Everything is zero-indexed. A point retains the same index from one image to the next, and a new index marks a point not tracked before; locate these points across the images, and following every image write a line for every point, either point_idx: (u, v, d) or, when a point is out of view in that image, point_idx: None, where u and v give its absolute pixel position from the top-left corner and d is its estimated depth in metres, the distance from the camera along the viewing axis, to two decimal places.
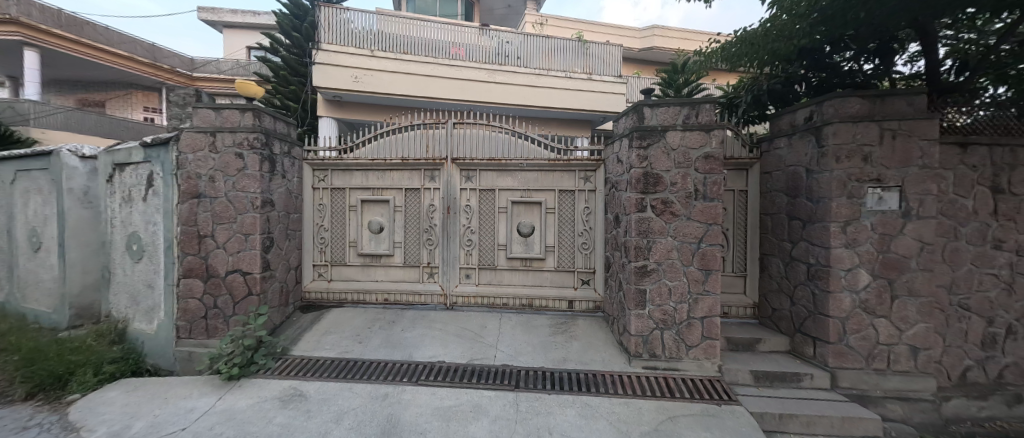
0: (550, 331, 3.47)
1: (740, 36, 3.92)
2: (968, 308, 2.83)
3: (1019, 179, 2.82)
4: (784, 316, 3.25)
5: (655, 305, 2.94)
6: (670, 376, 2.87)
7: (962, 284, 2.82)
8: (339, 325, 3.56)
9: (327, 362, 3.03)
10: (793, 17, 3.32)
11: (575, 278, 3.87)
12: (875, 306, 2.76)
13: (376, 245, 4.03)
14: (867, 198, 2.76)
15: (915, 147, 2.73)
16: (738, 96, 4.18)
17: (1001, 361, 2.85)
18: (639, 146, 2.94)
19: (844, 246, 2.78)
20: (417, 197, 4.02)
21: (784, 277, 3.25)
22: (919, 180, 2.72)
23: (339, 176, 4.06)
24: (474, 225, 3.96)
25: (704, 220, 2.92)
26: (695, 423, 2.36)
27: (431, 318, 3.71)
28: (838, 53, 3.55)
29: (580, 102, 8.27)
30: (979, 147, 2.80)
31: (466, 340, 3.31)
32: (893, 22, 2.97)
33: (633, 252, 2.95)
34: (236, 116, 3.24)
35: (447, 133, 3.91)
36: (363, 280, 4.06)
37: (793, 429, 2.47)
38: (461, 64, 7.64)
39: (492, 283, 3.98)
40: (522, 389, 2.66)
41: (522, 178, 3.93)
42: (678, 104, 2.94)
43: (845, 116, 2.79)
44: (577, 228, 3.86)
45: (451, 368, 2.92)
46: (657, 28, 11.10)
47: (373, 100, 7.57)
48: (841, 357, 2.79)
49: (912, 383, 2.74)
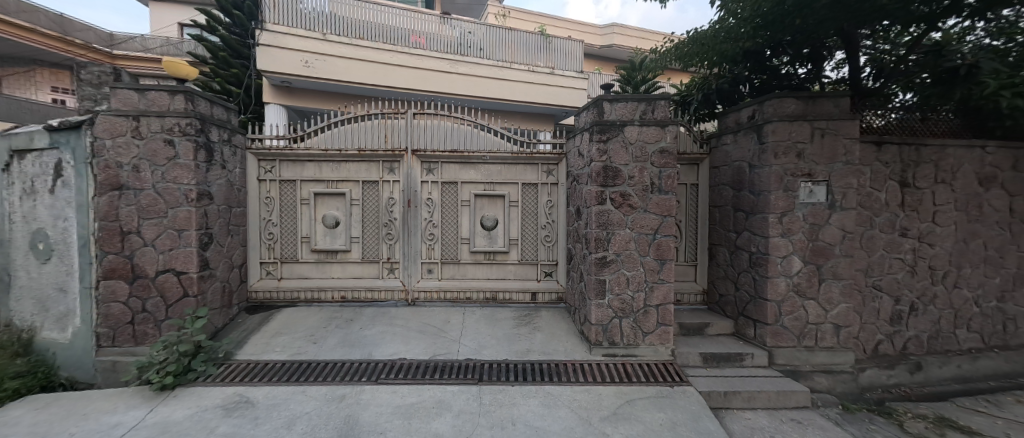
0: (514, 324, 3.49)
1: (692, 37, 4.11)
2: (881, 289, 3.20)
3: (922, 174, 3.21)
4: (729, 301, 3.50)
5: (614, 294, 3.04)
6: (628, 361, 2.99)
7: (876, 268, 3.18)
8: (290, 326, 3.35)
9: (277, 365, 2.83)
10: (740, 20, 3.54)
11: (538, 270, 3.92)
12: (806, 289, 3.04)
13: (331, 241, 3.82)
14: (800, 191, 3.01)
15: (840, 146, 3.01)
16: (690, 95, 4.40)
17: (905, 334, 3.25)
18: (599, 140, 3.00)
19: (780, 235, 3.02)
20: (375, 190, 3.86)
21: (730, 264, 3.50)
22: (843, 175, 3.02)
23: (288, 168, 3.80)
24: (436, 219, 3.87)
25: (659, 212, 3.05)
26: (650, 405, 2.49)
27: (391, 315, 3.60)
28: (777, 57, 3.83)
29: (543, 96, 8.36)
30: (891, 146, 3.15)
31: (429, 336, 3.26)
32: (824, 30, 3.25)
33: (593, 244, 3.03)
34: (165, 98, 2.92)
35: (407, 124, 3.78)
36: (318, 278, 3.86)
37: (736, 404, 2.68)
38: (422, 53, 7.41)
39: (456, 277, 3.93)
40: (486, 382, 2.66)
41: (485, 171, 3.89)
42: (636, 100, 3.03)
43: (783, 115, 3.01)
44: (540, 221, 3.91)
45: (413, 365, 2.85)
46: (616, 26, 11.36)
47: (326, 87, 7.17)
48: (777, 337, 3.06)
49: (836, 358, 3.05)
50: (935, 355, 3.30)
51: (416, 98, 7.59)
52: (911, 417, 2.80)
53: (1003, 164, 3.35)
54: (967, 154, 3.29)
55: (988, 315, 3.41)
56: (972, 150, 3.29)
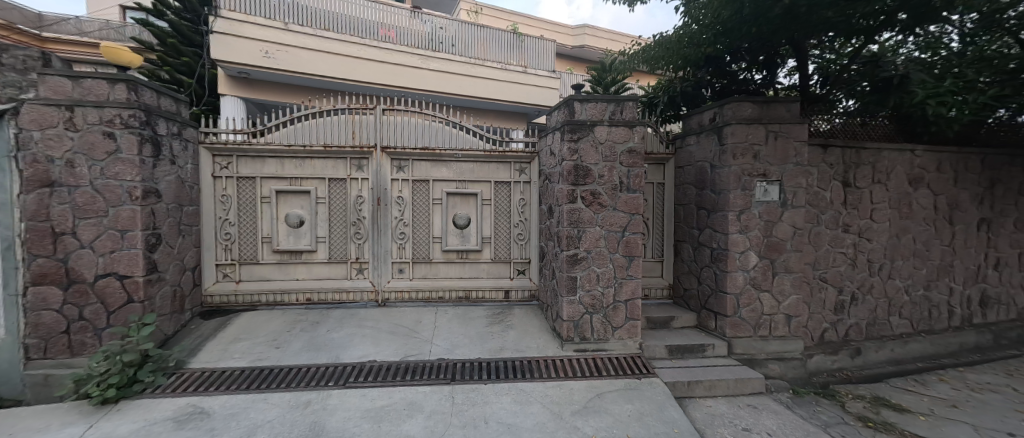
0: (487, 322, 3.49)
1: (658, 41, 4.26)
2: (827, 281, 3.46)
3: (861, 175, 3.50)
4: (693, 295, 3.66)
5: (585, 291, 3.10)
6: (598, 356, 3.06)
7: (823, 261, 3.43)
8: (250, 331, 3.18)
9: (235, 373, 2.67)
10: (703, 26, 3.70)
11: (511, 268, 3.94)
12: (761, 282, 3.24)
13: (294, 241, 3.66)
14: (756, 190, 3.20)
15: (791, 148, 3.22)
16: (656, 97, 4.54)
17: (847, 322, 3.54)
18: (570, 139, 3.05)
19: (738, 231, 3.20)
20: (342, 188, 3.73)
21: (694, 260, 3.66)
22: (794, 175, 3.23)
23: (246, 164, 3.59)
24: (406, 217, 3.79)
25: (628, 210, 3.15)
26: (619, 397, 2.57)
27: (359, 317, 3.49)
28: (736, 63, 4.04)
29: (516, 94, 8.40)
30: (835, 148, 3.40)
31: (400, 337, 3.19)
32: (778, 38, 3.47)
33: (565, 241, 3.07)
34: (104, 87, 2.68)
35: (376, 120, 3.68)
36: (281, 280, 3.68)
37: (698, 393, 2.82)
38: (392, 47, 7.22)
39: (428, 277, 3.87)
40: (458, 382, 2.64)
41: (457, 169, 3.86)
42: (606, 101, 3.10)
43: (741, 118, 3.19)
44: (512, 219, 3.92)
45: (382, 367, 2.78)
46: (587, 27, 11.55)
47: (288, 80, 6.83)
48: (736, 328, 3.24)
49: (787, 346, 3.27)
50: (872, 340, 3.60)
51: (385, 93, 7.38)
52: (852, 398, 3.04)
53: (929, 166, 3.70)
54: (899, 156, 3.61)
55: (917, 303, 3.77)
56: (903, 153, 3.61)
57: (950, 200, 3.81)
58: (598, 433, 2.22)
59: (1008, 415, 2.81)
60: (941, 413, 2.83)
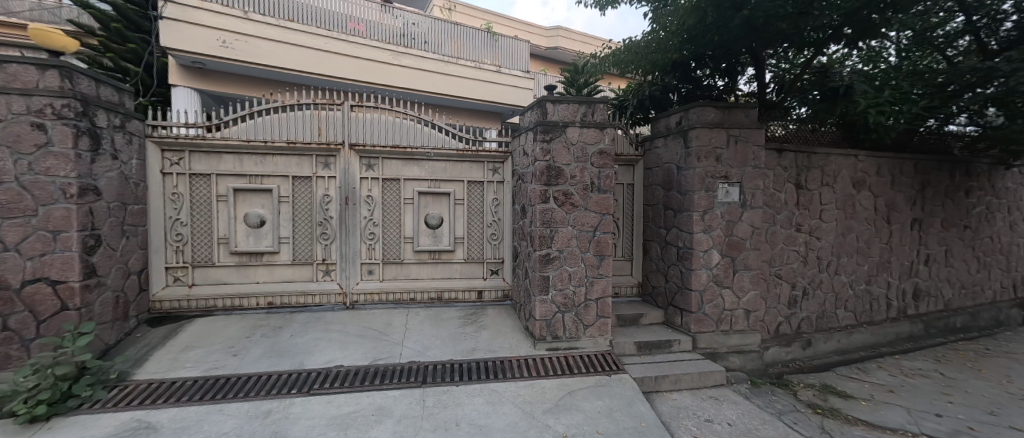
0: (460, 323, 3.46)
1: (628, 46, 4.38)
2: (781, 277, 3.68)
3: (812, 178, 3.74)
4: (661, 292, 3.79)
5: (557, 290, 3.13)
6: (570, 354, 3.10)
7: (778, 259, 3.65)
8: (204, 338, 2.99)
9: (186, 383, 2.50)
10: (669, 33, 3.84)
11: (484, 268, 3.92)
12: (723, 279, 3.40)
13: (254, 242, 3.47)
14: (718, 191, 3.35)
15: (750, 152, 3.40)
16: (627, 99, 4.66)
17: (800, 315, 3.78)
18: (542, 140, 3.07)
19: (702, 231, 3.34)
20: (307, 187, 3.58)
21: (661, 258, 3.79)
22: (753, 177, 3.41)
23: (200, 160, 3.37)
24: (376, 217, 3.69)
25: (599, 210, 3.21)
26: (590, 394, 2.62)
27: (326, 321, 3.37)
28: (700, 69, 4.22)
29: (490, 93, 8.37)
30: (789, 153, 3.62)
31: (369, 340, 3.10)
32: (739, 47, 3.65)
33: (537, 241, 3.09)
34: (33, 74, 2.43)
35: (343, 116, 3.56)
36: (240, 283, 3.49)
37: (664, 387, 2.92)
38: (361, 41, 6.99)
39: (399, 278, 3.79)
40: (429, 384, 2.60)
41: (430, 169, 3.79)
42: (577, 102, 3.15)
43: (705, 122, 3.33)
44: (485, 219, 3.90)
45: (350, 371, 2.69)
46: (561, 29, 11.71)
47: (249, 72, 6.47)
48: (700, 323, 3.37)
49: (746, 339, 3.45)
50: (822, 332, 3.87)
51: (353, 89, 7.15)
52: (803, 386, 3.25)
53: (870, 170, 4.01)
54: (845, 161, 3.89)
55: (860, 297, 4.08)
56: (848, 158, 3.90)
57: (888, 201, 4.14)
58: (569, 430, 2.25)
59: (936, 398, 3.10)
60: (880, 398, 3.08)
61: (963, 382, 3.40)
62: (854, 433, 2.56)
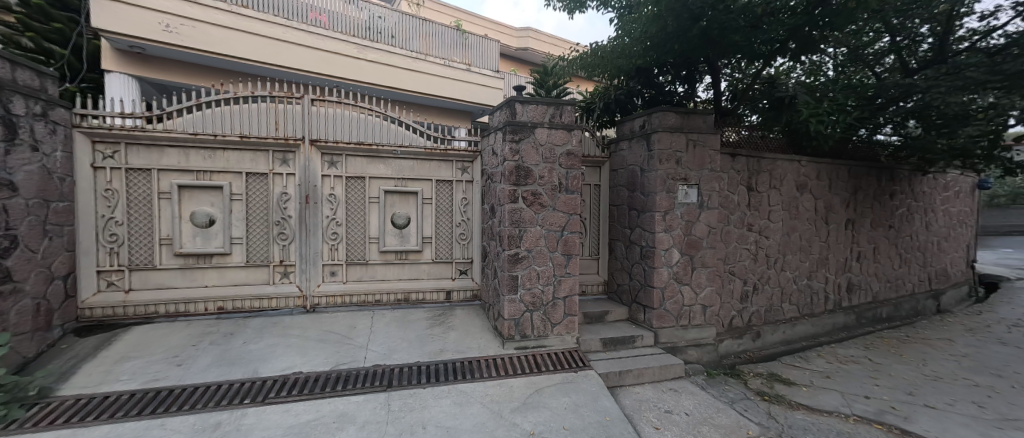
0: (428, 324, 3.40)
1: (594, 50, 4.50)
2: (735, 273, 3.92)
3: (761, 181, 4.01)
4: (625, 289, 3.92)
5: (526, 289, 3.15)
6: (538, 352, 3.14)
7: (732, 257, 3.88)
8: (143, 347, 2.74)
9: (122, 397, 2.27)
10: (633, 39, 3.99)
11: (453, 268, 3.88)
12: (682, 277, 3.57)
13: (202, 243, 3.23)
14: (679, 193, 3.52)
15: (707, 156, 3.59)
16: (593, 102, 4.79)
17: (751, 309, 4.04)
18: (511, 140, 3.08)
19: (664, 231, 3.48)
20: (263, 184, 3.38)
21: (625, 257, 3.92)
22: (710, 180, 3.60)
23: (140, 154, 3.09)
24: (339, 216, 3.55)
25: (566, 210, 3.27)
26: (557, 391, 2.66)
27: (283, 325, 3.19)
28: (662, 75, 4.41)
29: (460, 92, 8.29)
30: (741, 157, 3.87)
31: (331, 344, 2.97)
32: (696, 55, 3.86)
33: (506, 241, 3.10)
34: None
35: (303, 110, 3.40)
36: (186, 287, 3.23)
37: (628, 381, 3.03)
38: (322, 32, 6.69)
39: (364, 279, 3.66)
40: (395, 388, 2.54)
41: (396, 167, 3.70)
42: (546, 104, 3.20)
43: (666, 127, 3.49)
44: (454, 219, 3.86)
45: (309, 378, 2.56)
46: (530, 30, 11.80)
47: (197, 59, 6.02)
48: (661, 319, 3.52)
49: (703, 333, 3.65)
50: (770, 324, 4.16)
51: (314, 82, 6.83)
52: (753, 376, 3.48)
53: (811, 175, 4.37)
54: (790, 165, 4.21)
55: (802, 291, 4.43)
56: (792, 163, 4.22)
57: (827, 203, 4.53)
58: (536, 428, 2.27)
59: (865, 381, 3.42)
60: (819, 384, 3.36)
61: (888, 366, 3.78)
62: (797, 417, 2.78)
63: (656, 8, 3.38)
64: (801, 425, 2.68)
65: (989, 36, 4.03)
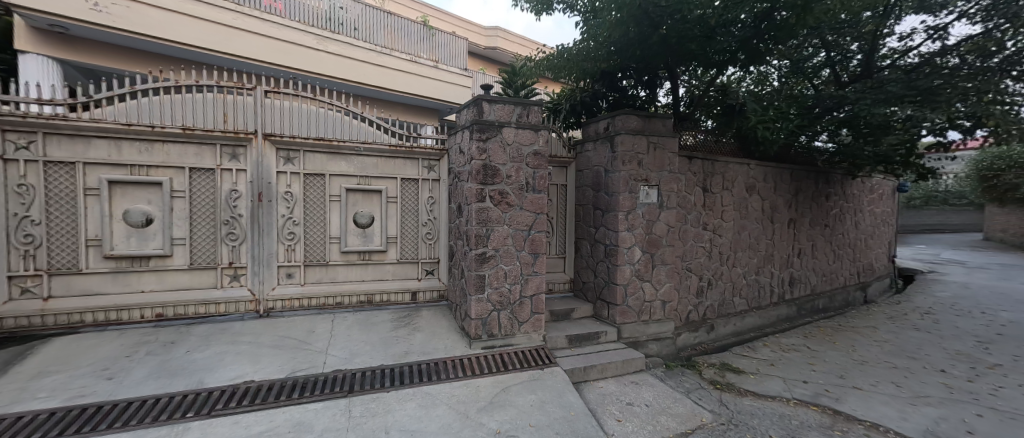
0: (392, 327, 3.30)
1: (560, 52, 4.59)
2: (691, 270, 4.13)
3: (715, 182, 4.26)
4: (590, 287, 4.03)
5: (493, 288, 3.15)
6: (505, 351, 3.14)
7: (689, 254, 4.09)
8: (66, 361, 2.46)
9: (39, 417, 2.02)
10: (598, 44, 4.10)
11: (419, 269, 3.80)
12: (643, 274, 3.72)
13: (138, 244, 2.96)
14: (641, 193, 3.67)
15: (667, 158, 3.76)
16: (560, 104, 4.88)
17: (705, 303, 4.28)
18: (478, 139, 3.07)
19: (627, 230, 3.61)
20: (209, 180, 3.14)
21: (590, 255, 4.02)
22: (669, 181, 3.78)
23: (62, 145, 2.78)
24: (296, 215, 3.37)
25: (533, 209, 3.30)
26: (523, 388, 2.68)
27: (232, 332, 2.98)
28: (625, 79, 4.56)
29: (426, 89, 8.13)
30: (697, 160, 4.09)
31: (287, 350, 2.82)
32: (657, 62, 4.04)
33: (473, 240, 3.08)
34: None
35: (255, 103, 3.19)
36: (118, 294, 2.94)
37: (592, 376, 3.11)
38: (277, 20, 6.32)
39: (324, 281, 3.50)
40: (357, 393, 2.45)
41: (359, 164, 3.56)
42: (513, 104, 3.21)
43: (629, 129, 3.62)
44: (420, 218, 3.78)
45: (262, 387, 2.41)
46: (499, 30, 11.81)
47: (132, 43, 5.49)
48: (624, 315, 3.65)
49: (662, 328, 3.82)
50: (722, 317, 4.43)
51: (267, 73, 6.44)
52: (707, 366, 3.69)
53: (759, 177, 4.69)
54: (740, 168, 4.50)
55: (751, 285, 4.75)
56: (742, 166, 4.51)
57: (772, 204, 4.89)
58: (503, 426, 2.28)
59: (804, 367, 3.73)
60: (764, 371, 3.62)
61: (823, 353, 4.14)
62: (745, 403, 2.98)
63: (619, 14, 3.50)
64: (749, 410, 2.88)
65: (906, 55, 4.54)
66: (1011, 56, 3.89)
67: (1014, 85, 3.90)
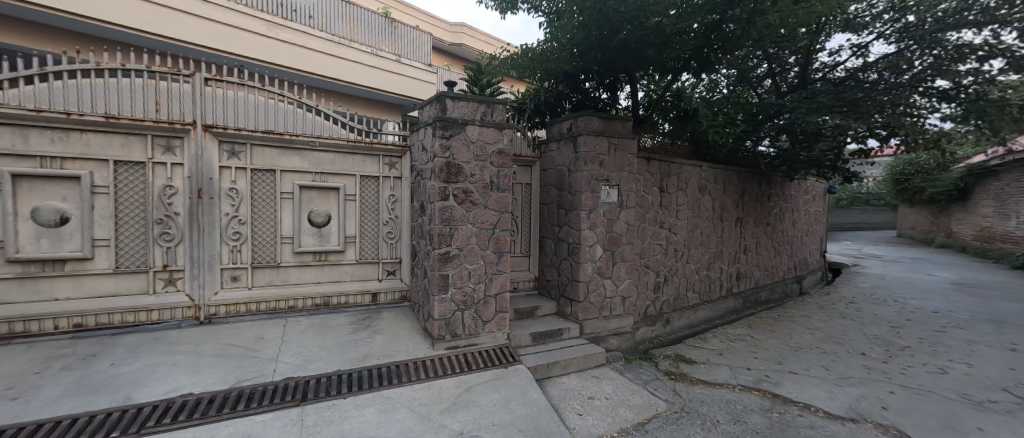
0: (350, 330, 3.16)
1: (524, 52, 4.62)
2: (649, 267, 4.31)
3: (671, 183, 4.48)
4: (554, 285, 4.09)
5: (457, 288, 3.11)
6: (469, 351, 3.11)
7: (647, 252, 4.27)
8: None
9: None
10: (561, 45, 4.17)
11: (380, 269, 3.67)
12: (605, 271, 3.84)
13: (50, 246, 2.63)
14: (602, 193, 3.77)
15: (626, 159, 3.90)
16: (524, 103, 4.92)
17: (662, 298, 4.49)
18: (441, 136, 3.01)
19: (589, 228, 3.70)
20: (139, 174, 2.84)
21: (554, 254, 4.09)
22: (628, 181, 3.92)
23: None
24: (243, 214, 3.13)
25: (497, 208, 3.29)
26: (487, 388, 2.67)
27: (167, 341, 2.72)
28: (588, 81, 4.66)
29: (388, 83, 7.88)
30: (655, 161, 4.28)
31: (232, 359, 2.62)
32: (617, 67, 4.18)
33: (436, 239, 3.02)
34: None
35: (194, 91, 2.93)
36: (25, 302, 2.59)
37: (555, 372, 3.16)
38: (221, 3, 5.85)
39: (275, 284, 3.28)
40: (310, 401, 2.32)
41: (314, 159, 3.37)
42: (477, 101, 3.18)
43: (591, 130, 3.71)
44: (381, 217, 3.65)
45: (202, 401, 2.22)
46: (465, 27, 11.68)
47: (44, 18, 4.86)
48: (586, 311, 3.74)
49: (621, 323, 3.96)
50: (677, 311, 4.67)
51: (211, 59, 5.97)
52: (663, 358, 3.88)
53: (710, 179, 4.99)
54: (693, 170, 4.76)
55: (703, 280, 5.04)
56: (695, 168, 4.78)
57: (722, 204, 5.21)
58: (465, 427, 2.26)
59: (749, 355, 4.02)
60: (714, 360, 3.86)
61: (765, 341, 4.48)
62: (696, 391, 3.16)
63: (581, 17, 3.58)
64: (699, 398, 3.05)
65: (834, 69, 5.03)
66: (919, 74, 4.40)
67: (921, 99, 4.41)
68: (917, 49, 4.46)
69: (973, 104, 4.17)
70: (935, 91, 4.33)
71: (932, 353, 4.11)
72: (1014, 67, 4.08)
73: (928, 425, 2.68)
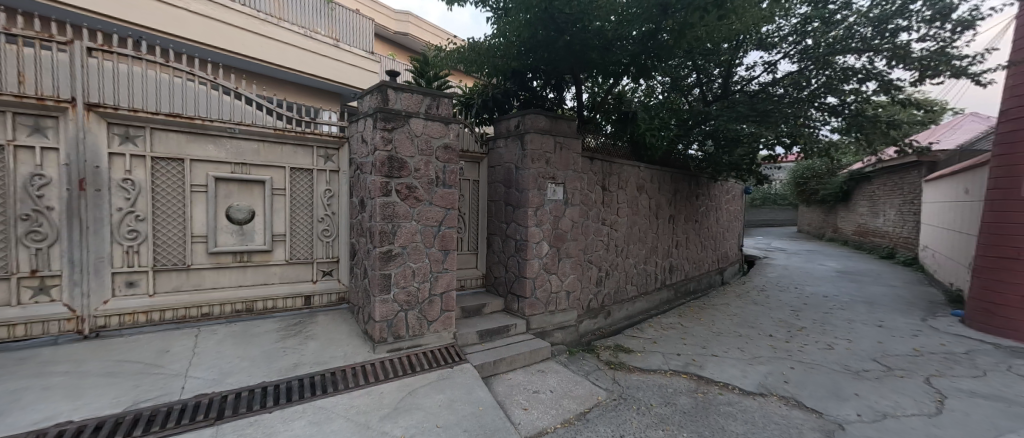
0: (278, 337, 2.88)
1: (472, 46, 4.54)
2: (592, 262, 4.49)
3: (612, 182, 4.70)
4: (501, 282, 4.09)
5: (400, 288, 2.97)
6: (412, 353, 2.99)
7: (590, 248, 4.44)
8: None
9: None
10: (508, 42, 4.17)
11: (313, 270, 3.39)
12: (550, 267, 3.92)
13: None
14: (548, 191, 3.84)
15: (571, 158, 4.02)
16: (472, 98, 4.84)
17: (603, 292, 4.70)
18: (383, 128, 2.84)
19: (535, 225, 3.74)
20: None
21: (501, 251, 4.10)
22: (573, 180, 4.05)
23: None
24: (142, 210, 2.70)
25: (443, 204, 3.20)
26: (432, 389, 2.59)
27: (37, 361, 2.25)
28: (535, 80, 4.72)
29: (323, 69, 7.31)
30: (597, 161, 4.46)
31: (127, 378, 2.24)
32: (562, 68, 4.28)
33: (377, 238, 2.85)
34: None
35: (75, 62, 2.46)
36: None
37: (501, 368, 3.17)
38: None
39: (185, 289, 2.89)
40: (228, 419, 2.06)
41: (234, 149, 3.00)
42: (421, 94, 3.06)
43: (538, 129, 3.75)
44: (315, 214, 3.37)
45: (85, 429, 1.86)
46: (410, 16, 11.19)
47: None
48: (532, 307, 3.78)
49: (566, 317, 4.08)
50: (617, 303, 4.92)
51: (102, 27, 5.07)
52: (604, 348, 4.07)
53: (647, 179, 5.33)
54: (632, 170, 5.04)
55: (640, 274, 5.37)
56: (634, 169, 5.07)
57: (657, 203, 5.59)
58: (407, 431, 2.16)
59: (679, 342, 4.37)
60: (649, 348, 4.14)
61: (693, 328, 4.90)
62: (633, 378, 3.36)
63: (528, 16, 3.61)
64: (635, 384, 3.26)
65: (750, 83, 5.62)
66: (816, 90, 5.07)
67: (816, 113, 5.10)
68: (813, 68, 5.14)
69: (854, 119, 4.90)
70: (827, 107, 5.03)
71: (822, 332, 4.80)
72: (883, 89, 4.88)
73: (820, 393, 3.11)
